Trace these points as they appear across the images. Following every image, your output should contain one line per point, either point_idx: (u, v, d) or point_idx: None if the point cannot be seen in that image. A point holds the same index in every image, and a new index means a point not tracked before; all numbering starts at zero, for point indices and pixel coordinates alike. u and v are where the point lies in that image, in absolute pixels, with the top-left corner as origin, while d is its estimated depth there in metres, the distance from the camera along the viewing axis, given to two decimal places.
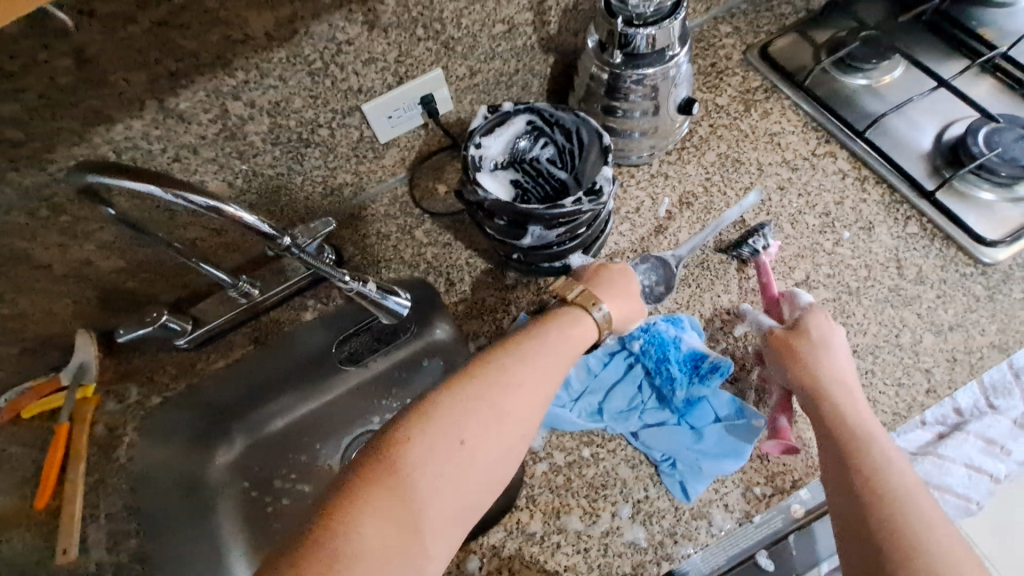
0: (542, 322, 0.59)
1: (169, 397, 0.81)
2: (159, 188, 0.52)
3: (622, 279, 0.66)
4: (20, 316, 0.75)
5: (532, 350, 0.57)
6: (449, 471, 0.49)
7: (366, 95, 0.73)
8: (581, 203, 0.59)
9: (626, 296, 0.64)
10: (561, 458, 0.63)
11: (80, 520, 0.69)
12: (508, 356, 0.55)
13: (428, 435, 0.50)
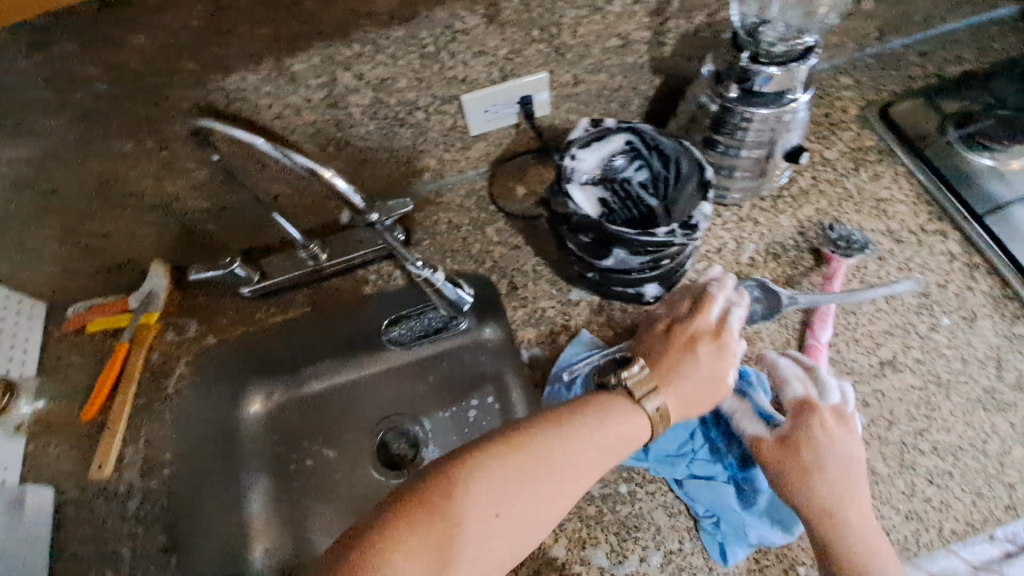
0: (601, 402, 0.56)
1: (223, 342, 0.82)
2: (265, 143, 0.54)
3: (705, 364, 0.58)
4: (105, 237, 0.79)
5: (589, 424, 0.54)
6: (488, 530, 0.48)
7: (468, 86, 0.73)
8: (676, 235, 0.57)
9: (693, 388, 0.58)
10: (596, 488, 0.61)
11: (118, 443, 0.74)
12: (560, 434, 0.53)
13: (465, 498, 0.48)
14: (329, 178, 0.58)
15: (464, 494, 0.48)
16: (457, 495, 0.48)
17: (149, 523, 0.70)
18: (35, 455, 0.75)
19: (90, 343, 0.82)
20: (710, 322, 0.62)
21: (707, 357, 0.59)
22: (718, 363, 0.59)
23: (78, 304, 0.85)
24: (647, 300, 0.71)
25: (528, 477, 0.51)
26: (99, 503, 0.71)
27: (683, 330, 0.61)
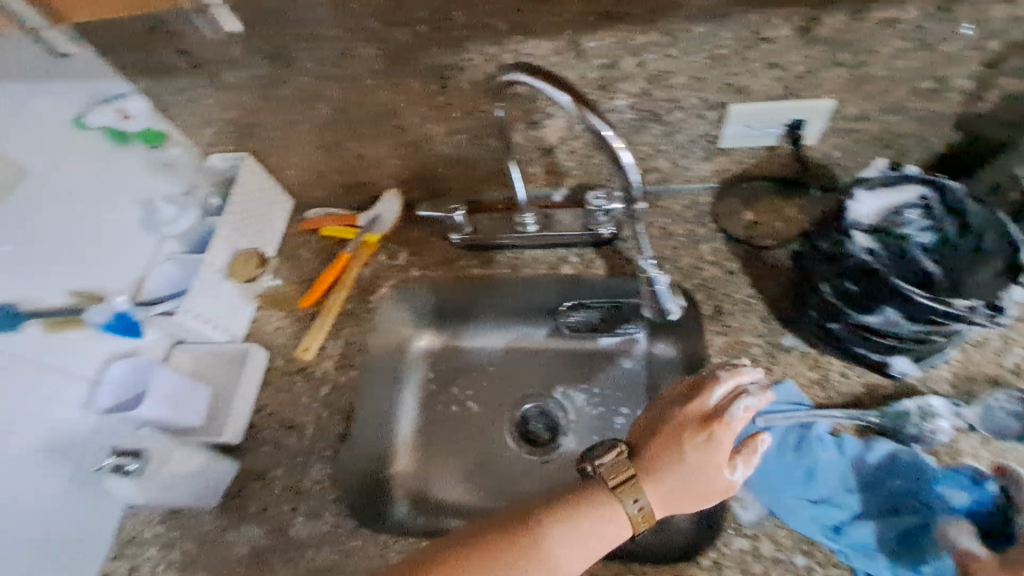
0: (574, 505, 0.53)
1: (427, 279, 0.89)
2: (566, 99, 0.58)
3: (711, 470, 0.53)
4: (358, 159, 0.88)
5: (559, 532, 0.52)
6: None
7: (742, 97, 0.69)
8: (976, 311, 0.54)
9: (680, 488, 0.54)
10: (768, 548, 0.60)
11: (321, 336, 0.85)
12: (530, 539, 0.51)
13: None
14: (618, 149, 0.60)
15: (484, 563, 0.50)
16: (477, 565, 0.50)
17: (333, 412, 0.81)
18: (260, 324, 0.88)
19: (320, 244, 0.94)
20: (707, 407, 0.56)
21: (705, 454, 0.54)
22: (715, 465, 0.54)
23: (317, 210, 0.97)
24: (891, 376, 0.67)
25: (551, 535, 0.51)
26: (302, 381, 0.83)
27: (668, 422, 0.56)
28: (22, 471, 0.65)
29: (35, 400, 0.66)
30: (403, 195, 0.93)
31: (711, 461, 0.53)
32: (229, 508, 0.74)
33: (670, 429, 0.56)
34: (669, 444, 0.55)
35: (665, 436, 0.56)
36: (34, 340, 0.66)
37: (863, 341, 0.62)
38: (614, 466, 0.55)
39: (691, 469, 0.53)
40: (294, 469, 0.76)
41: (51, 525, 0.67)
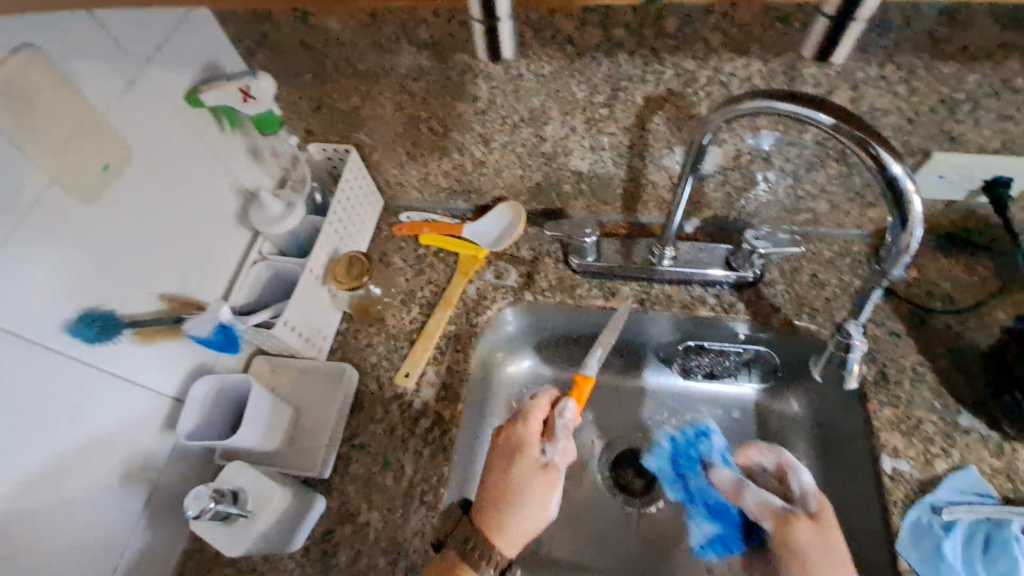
0: (510, 431, 0.65)
1: (536, 303, 0.80)
2: (827, 121, 0.46)
3: (531, 475, 0.61)
4: (476, 164, 0.78)
5: (538, 411, 0.65)
6: (543, 495, 0.61)
7: (951, 145, 0.62)
8: None
9: (515, 494, 0.61)
10: None
11: (426, 357, 0.75)
12: (540, 412, 0.65)
13: (516, 470, 0.62)
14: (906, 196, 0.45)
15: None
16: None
17: (435, 450, 0.68)
18: (348, 337, 0.78)
19: (416, 251, 0.84)
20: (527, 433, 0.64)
21: (535, 478, 0.61)
22: (545, 480, 0.61)
23: (410, 212, 0.87)
24: None
25: (528, 456, 0.62)
26: (393, 408, 0.72)
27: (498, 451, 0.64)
28: (96, 503, 0.55)
29: (117, 419, 0.56)
30: (524, 211, 0.82)
31: (807, 533, 0.59)
32: (316, 555, 0.63)
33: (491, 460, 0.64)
34: (500, 484, 0.62)
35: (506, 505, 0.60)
36: (125, 351, 0.55)
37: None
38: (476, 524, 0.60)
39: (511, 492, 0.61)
40: (390, 514, 0.65)
41: (121, 555, 0.58)
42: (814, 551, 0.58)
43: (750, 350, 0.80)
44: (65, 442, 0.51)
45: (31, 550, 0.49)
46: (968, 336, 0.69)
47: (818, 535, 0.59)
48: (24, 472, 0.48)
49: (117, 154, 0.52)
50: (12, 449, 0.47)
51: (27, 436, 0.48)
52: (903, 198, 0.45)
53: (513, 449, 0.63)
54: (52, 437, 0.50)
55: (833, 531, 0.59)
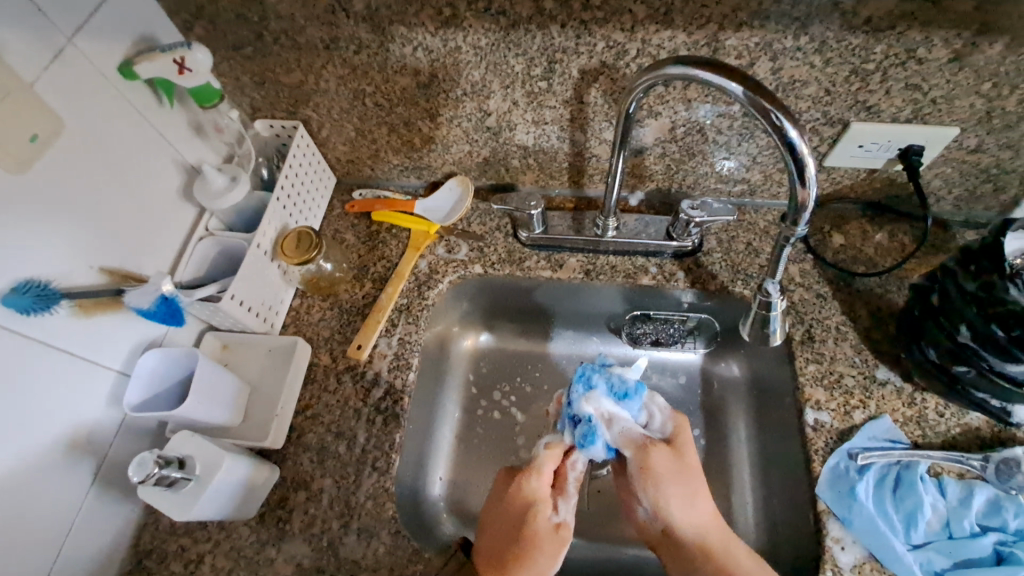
0: (523, 481, 0.61)
1: (486, 276, 0.81)
2: (738, 88, 0.48)
3: (544, 535, 0.57)
4: (425, 140, 0.79)
5: (544, 463, 0.62)
6: (550, 550, 0.57)
7: (867, 115, 0.66)
8: None
9: (534, 545, 0.57)
10: None
11: (379, 329, 0.76)
12: (548, 464, 0.62)
13: (534, 522, 0.58)
14: (804, 160, 0.49)
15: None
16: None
17: (387, 418, 0.70)
18: (301, 314, 0.79)
19: (369, 228, 0.85)
20: (539, 485, 0.60)
21: (548, 535, 0.58)
22: (557, 537, 0.57)
23: (363, 190, 0.88)
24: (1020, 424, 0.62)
25: (540, 511, 0.59)
26: (346, 379, 0.73)
27: (513, 495, 0.60)
28: (43, 475, 0.55)
29: (61, 393, 0.56)
30: (473, 185, 0.84)
31: (668, 463, 0.61)
32: (268, 523, 0.64)
33: (506, 503, 0.60)
34: (519, 531, 0.58)
35: (524, 552, 0.56)
36: (64, 325, 0.55)
37: (986, 386, 0.58)
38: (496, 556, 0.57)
39: (527, 538, 0.57)
40: (342, 479, 0.66)
41: (71, 530, 0.58)
42: (673, 481, 0.60)
43: (694, 318, 0.85)
44: (5, 416, 0.51)
45: None
46: (888, 296, 0.73)
47: (674, 464, 0.61)
48: None
49: (48, 126, 0.52)
50: None
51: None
52: (800, 161, 0.49)
53: (529, 501, 0.60)
54: None
55: (688, 454, 0.63)
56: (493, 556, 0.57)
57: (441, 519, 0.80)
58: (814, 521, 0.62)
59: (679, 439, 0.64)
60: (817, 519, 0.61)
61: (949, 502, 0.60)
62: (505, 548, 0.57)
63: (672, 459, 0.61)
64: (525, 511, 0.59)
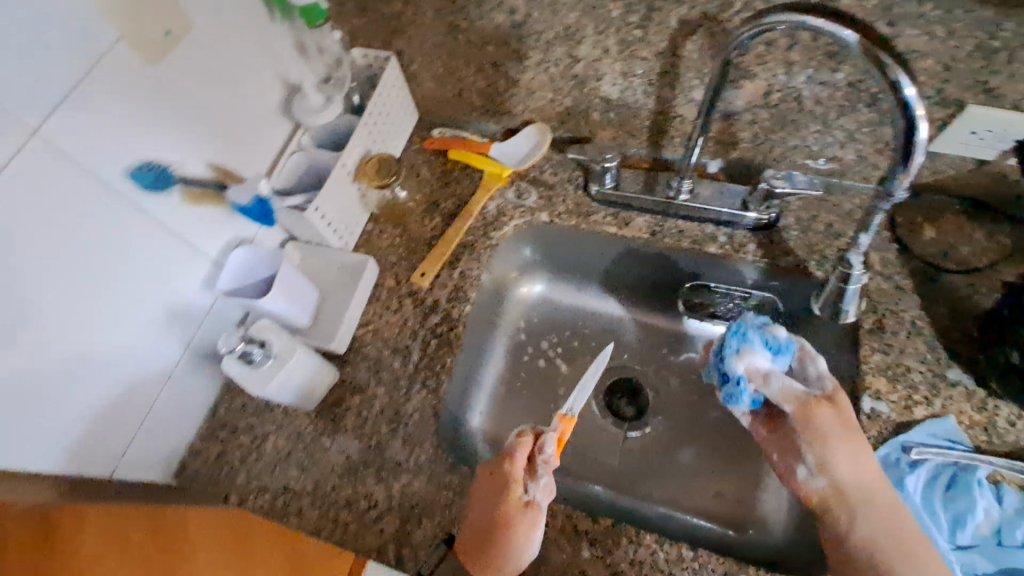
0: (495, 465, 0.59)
1: (551, 226, 0.82)
2: (852, 36, 0.47)
3: (517, 517, 0.57)
4: (511, 83, 0.80)
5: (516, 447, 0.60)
6: (523, 529, 0.56)
7: (987, 98, 0.61)
8: None
9: (509, 527, 0.56)
10: None
11: (444, 260, 0.80)
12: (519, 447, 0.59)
13: (503, 504, 0.57)
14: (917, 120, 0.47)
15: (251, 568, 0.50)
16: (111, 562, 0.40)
17: (440, 343, 0.74)
18: (372, 237, 0.83)
19: (444, 165, 0.88)
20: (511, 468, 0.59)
21: (523, 516, 0.57)
22: (531, 519, 0.57)
23: (441, 129, 0.89)
24: None
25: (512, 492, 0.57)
26: (407, 302, 0.77)
27: (489, 478, 0.60)
28: (146, 338, 0.62)
29: (167, 269, 0.63)
30: (550, 132, 0.83)
31: (832, 423, 0.57)
32: (325, 417, 0.71)
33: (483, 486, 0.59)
34: (495, 515, 0.57)
35: (500, 533, 0.56)
36: (174, 208, 0.62)
37: None
38: (476, 539, 0.57)
39: (501, 520, 0.56)
40: (394, 390, 0.71)
41: (164, 391, 0.66)
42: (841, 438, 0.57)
43: (758, 297, 0.81)
44: (122, 279, 0.58)
45: (92, 368, 0.57)
46: (974, 298, 0.69)
47: (835, 423, 0.57)
48: (88, 297, 0.55)
49: (179, 23, 0.57)
50: (80, 274, 0.54)
51: (86, 264, 0.54)
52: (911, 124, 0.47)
53: (500, 485, 0.58)
54: (112, 273, 0.57)
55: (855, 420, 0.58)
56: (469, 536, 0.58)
57: (477, 449, 0.85)
58: None
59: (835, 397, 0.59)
60: None
61: (1005, 510, 0.58)
62: (479, 530, 0.57)
63: (832, 416, 0.57)
64: (497, 490, 0.58)
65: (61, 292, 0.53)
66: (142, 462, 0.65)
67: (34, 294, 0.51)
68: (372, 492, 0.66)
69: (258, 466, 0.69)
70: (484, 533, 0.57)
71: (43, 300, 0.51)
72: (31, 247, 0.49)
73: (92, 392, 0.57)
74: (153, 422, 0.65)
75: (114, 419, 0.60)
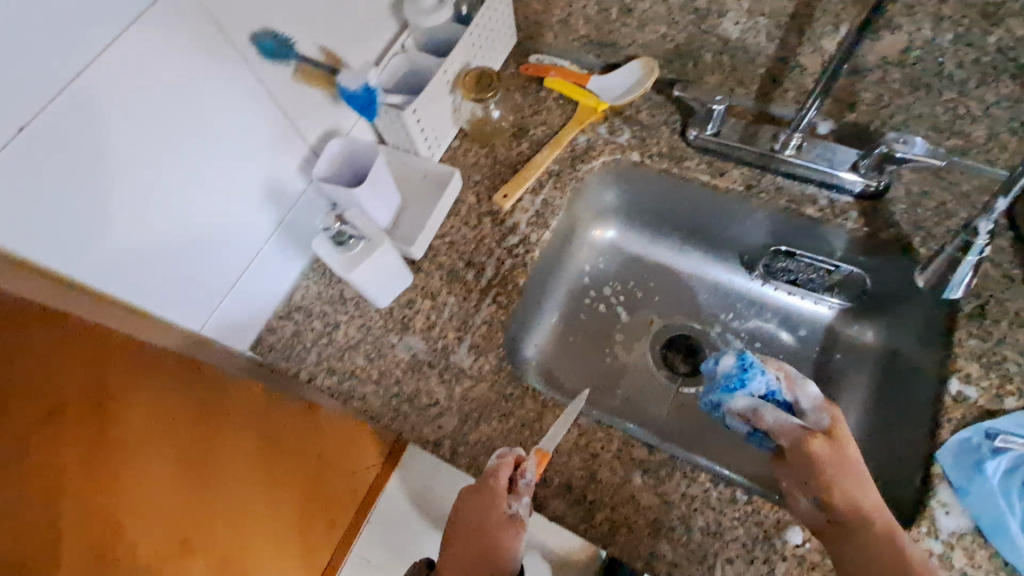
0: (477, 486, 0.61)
1: (640, 166, 0.79)
2: None
3: (502, 537, 0.59)
4: (624, 12, 0.77)
5: (500, 467, 0.60)
6: (512, 542, 0.59)
7: None
8: None
9: (489, 551, 0.59)
10: (959, 558, 0.54)
11: (528, 184, 0.79)
12: (502, 467, 0.60)
13: (491, 518, 0.60)
14: None
15: (276, 460, 0.67)
16: (152, 433, 0.49)
17: (515, 264, 0.74)
18: (457, 154, 0.82)
19: (537, 91, 0.85)
20: (494, 492, 0.60)
21: (507, 534, 0.59)
22: (515, 537, 0.59)
23: (538, 56, 0.87)
24: None
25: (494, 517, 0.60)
26: (486, 221, 0.77)
27: (473, 500, 0.61)
28: (247, 208, 0.65)
29: (272, 144, 0.64)
30: (655, 67, 0.79)
31: (828, 457, 0.54)
32: (395, 315, 0.73)
33: (461, 511, 0.61)
34: (479, 535, 0.60)
35: (474, 559, 0.59)
36: (286, 83, 0.63)
37: None
38: (451, 564, 0.60)
39: (480, 544, 0.59)
40: (465, 301, 0.72)
41: (252, 263, 0.69)
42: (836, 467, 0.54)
43: (844, 271, 0.78)
44: (234, 144, 0.60)
45: (200, 225, 0.60)
46: None
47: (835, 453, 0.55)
48: (204, 154, 0.57)
49: None
50: (201, 130, 0.56)
51: (207, 120, 0.56)
52: None
53: (481, 509, 0.60)
54: (226, 135, 0.59)
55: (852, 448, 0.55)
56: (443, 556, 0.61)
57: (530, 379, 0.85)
58: (921, 481, 0.59)
59: (834, 430, 0.56)
60: (926, 479, 0.58)
61: None
62: (455, 552, 0.60)
63: (832, 444, 0.55)
64: (481, 512, 0.60)
65: (183, 144, 0.55)
66: (227, 328, 0.68)
67: (162, 140, 0.53)
68: (435, 391, 0.68)
69: (328, 351, 0.72)
70: (461, 562, 0.60)
71: (168, 147, 0.54)
72: (163, 90, 0.51)
73: (193, 248, 0.60)
74: (240, 292, 0.68)
75: (210, 280, 0.63)
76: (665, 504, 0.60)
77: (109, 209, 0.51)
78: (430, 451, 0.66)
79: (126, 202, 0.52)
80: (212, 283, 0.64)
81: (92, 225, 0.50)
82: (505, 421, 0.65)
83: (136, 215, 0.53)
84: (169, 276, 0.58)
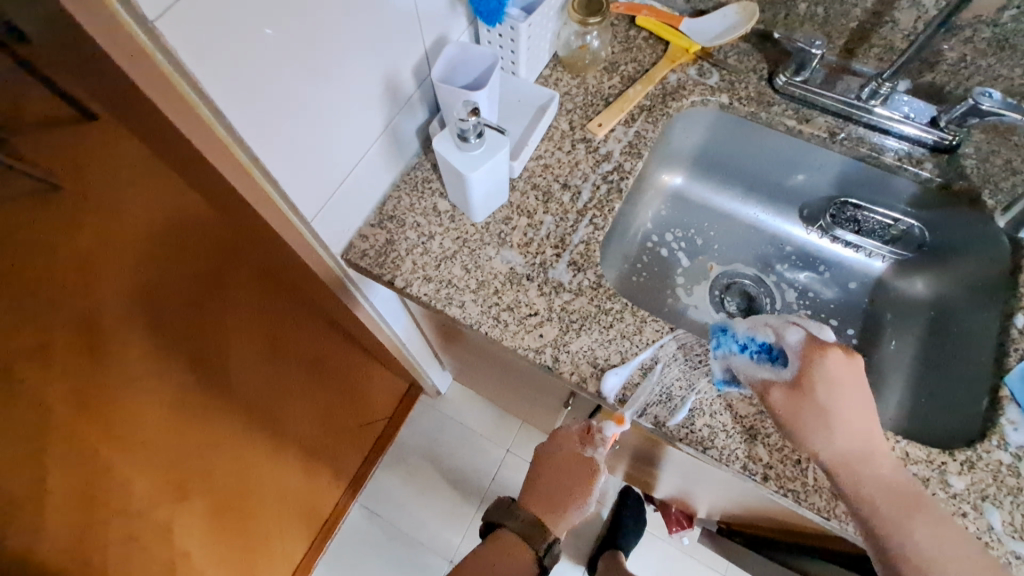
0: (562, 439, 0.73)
1: (728, 108, 0.83)
2: None
3: (579, 476, 0.70)
4: None
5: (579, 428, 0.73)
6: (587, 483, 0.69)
7: None
8: None
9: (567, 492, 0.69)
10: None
11: (621, 115, 0.80)
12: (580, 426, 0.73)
13: (572, 464, 0.71)
14: None
15: None
16: None
17: (610, 189, 0.76)
18: (551, 83, 0.84)
19: (630, 29, 0.87)
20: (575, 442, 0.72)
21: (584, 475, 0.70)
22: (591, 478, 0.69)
23: None
24: None
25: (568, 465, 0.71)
26: (581, 146, 0.79)
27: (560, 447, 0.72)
28: (371, 101, 0.64)
29: (408, 41, 0.64)
30: (755, 7, 0.82)
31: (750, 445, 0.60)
32: (492, 230, 0.74)
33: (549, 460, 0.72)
34: (561, 481, 0.70)
35: (557, 502, 0.69)
36: None
37: None
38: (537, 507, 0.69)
39: (561, 486, 0.70)
40: (562, 221, 0.74)
41: (361, 161, 0.68)
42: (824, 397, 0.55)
43: (903, 225, 0.85)
44: (381, 32, 0.60)
45: (334, 108, 0.59)
46: None
47: (795, 405, 0.57)
48: (358, 35, 0.57)
49: None
50: (365, 8, 0.56)
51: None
52: None
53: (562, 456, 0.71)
54: (380, 21, 0.59)
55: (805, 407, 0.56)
56: (535, 499, 0.70)
57: None
58: (989, 402, 0.65)
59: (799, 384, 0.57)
60: (995, 401, 0.64)
61: None
62: (538, 499, 0.70)
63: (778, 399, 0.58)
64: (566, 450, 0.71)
65: (348, 19, 0.55)
66: (328, 223, 0.67)
67: (335, 11, 0.53)
68: (534, 302, 0.69)
69: (424, 260, 0.72)
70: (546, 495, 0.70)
71: (337, 20, 0.53)
72: None
73: (322, 134, 0.60)
74: (346, 189, 0.68)
75: (327, 166, 0.63)
76: (759, 415, 0.64)
77: (275, 65, 0.50)
78: (530, 360, 0.67)
79: (290, 65, 0.51)
80: (328, 172, 0.63)
81: (258, 79, 0.49)
82: (607, 332, 0.68)
83: (293, 82, 0.53)
84: (298, 151, 0.58)
